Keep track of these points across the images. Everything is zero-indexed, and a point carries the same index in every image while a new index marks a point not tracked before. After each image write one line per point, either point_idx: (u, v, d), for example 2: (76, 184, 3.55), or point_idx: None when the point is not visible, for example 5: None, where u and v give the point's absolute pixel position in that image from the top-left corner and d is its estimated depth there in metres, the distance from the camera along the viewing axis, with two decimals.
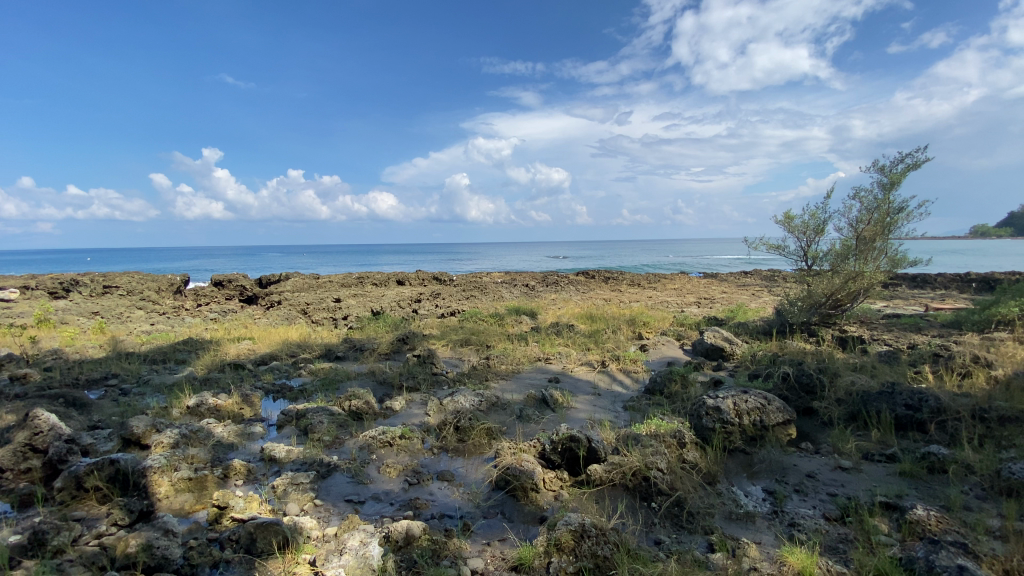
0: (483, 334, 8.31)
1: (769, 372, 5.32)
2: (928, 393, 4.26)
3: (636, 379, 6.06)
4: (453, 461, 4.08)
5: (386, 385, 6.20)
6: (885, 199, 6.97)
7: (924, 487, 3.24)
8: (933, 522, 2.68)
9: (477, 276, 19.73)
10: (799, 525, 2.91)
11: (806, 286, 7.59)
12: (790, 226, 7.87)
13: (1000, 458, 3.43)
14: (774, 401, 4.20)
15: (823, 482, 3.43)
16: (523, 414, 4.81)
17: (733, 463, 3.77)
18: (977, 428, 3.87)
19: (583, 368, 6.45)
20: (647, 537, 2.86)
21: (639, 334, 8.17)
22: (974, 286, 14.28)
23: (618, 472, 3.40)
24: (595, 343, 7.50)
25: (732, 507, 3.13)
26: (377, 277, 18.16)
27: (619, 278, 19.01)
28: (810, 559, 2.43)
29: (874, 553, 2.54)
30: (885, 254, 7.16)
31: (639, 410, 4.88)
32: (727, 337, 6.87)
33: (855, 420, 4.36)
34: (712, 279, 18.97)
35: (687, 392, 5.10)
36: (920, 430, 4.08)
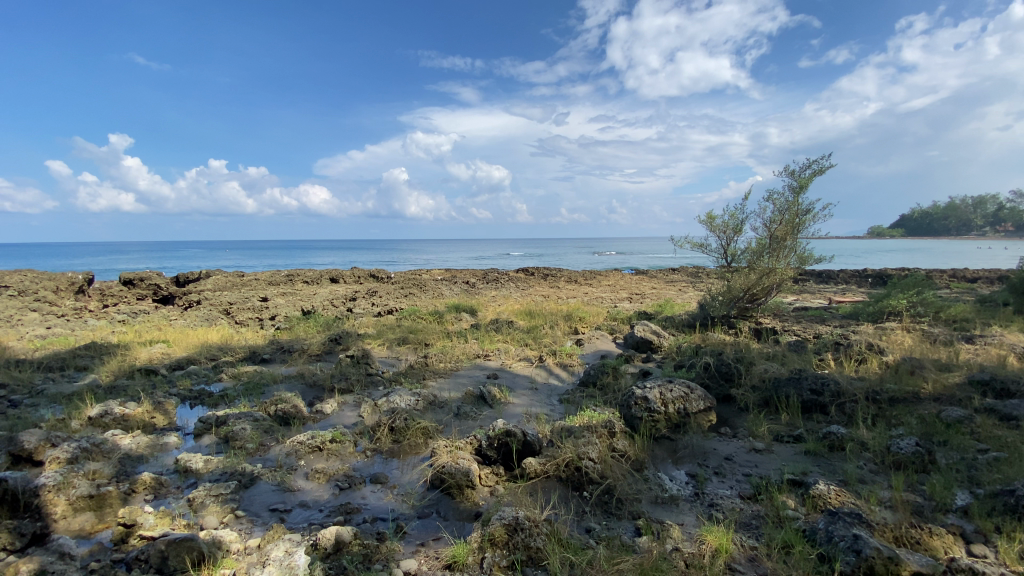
0: (420, 332, 8.18)
1: (692, 362, 5.64)
2: (830, 378, 4.69)
3: (572, 373, 6.20)
4: (388, 462, 3.98)
5: (316, 387, 5.93)
6: (794, 202, 7.57)
7: (826, 463, 3.56)
8: (832, 495, 2.95)
9: (416, 273, 19.35)
10: (717, 505, 3.10)
11: (726, 281, 8.10)
12: (712, 225, 8.36)
13: (888, 434, 3.83)
14: (697, 389, 4.45)
15: (739, 463, 3.67)
16: (460, 411, 4.78)
17: (660, 450, 3.95)
18: (869, 408, 4.31)
19: (521, 363, 6.51)
20: (579, 526, 2.92)
21: (575, 329, 8.36)
22: (869, 281, 15.90)
23: (552, 464, 3.47)
24: (532, 339, 7.58)
25: (658, 492, 3.27)
26: (309, 275, 17.35)
27: (557, 274, 19.35)
28: (726, 536, 2.59)
29: (783, 527, 2.75)
30: (794, 252, 7.79)
31: (574, 402, 4.99)
32: (656, 331, 7.19)
33: (768, 405, 4.71)
34: (644, 276, 19.80)
35: (618, 382, 5.29)
36: (823, 411, 4.48)
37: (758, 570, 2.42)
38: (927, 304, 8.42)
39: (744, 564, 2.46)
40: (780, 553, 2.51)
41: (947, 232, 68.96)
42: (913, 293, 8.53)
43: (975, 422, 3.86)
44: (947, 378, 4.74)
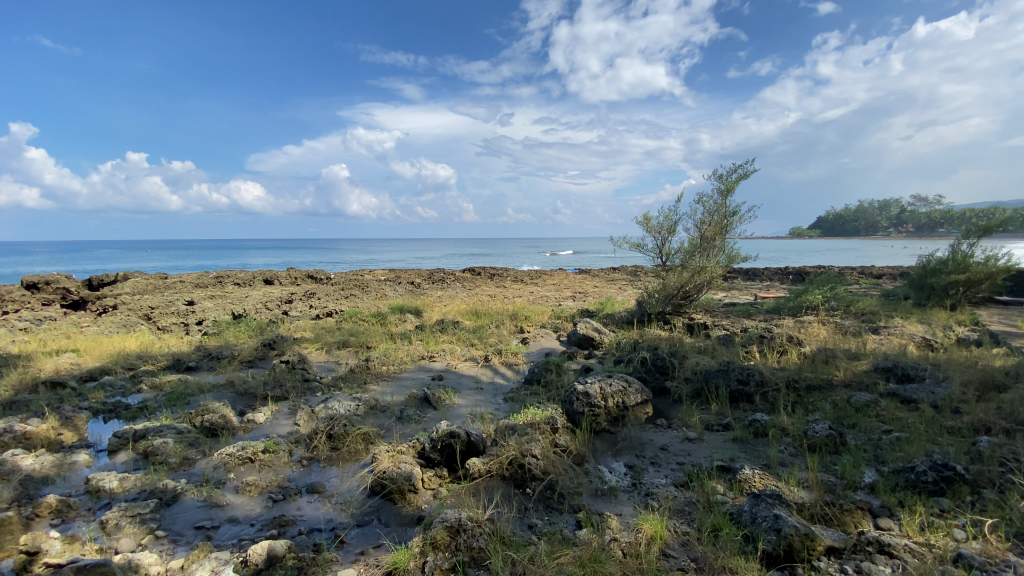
0: (362, 335, 7.94)
1: (631, 357, 5.84)
2: (755, 369, 5.00)
3: (516, 371, 6.25)
4: (326, 471, 3.84)
5: (249, 395, 5.62)
6: (722, 205, 8.04)
7: (751, 449, 3.80)
8: (756, 479, 3.16)
9: (357, 273, 18.75)
10: (654, 494, 3.22)
11: (662, 279, 8.45)
12: (648, 226, 8.70)
13: (805, 419, 4.15)
14: (635, 383, 4.61)
15: (673, 453, 3.85)
16: (403, 415, 4.68)
17: (600, 444, 4.07)
18: (789, 396, 4.64)
19: (466, 363, 6.48)
20: (521, 523, 2.95)
21: (521, 328, 8.42)
22: (791, 278, 17.14)
23: (495, 463, 3.48)
24: (478, 339, 7.56)
25: (598, 484, 3.36)
26: (241, 276, 16.40)
27: (503, 274, 19.42)
28: (661, 524, 2.70)
29: (712, 511, 2.91)
30: (723, 251, 8.27)
31: (519, 400, 5.03)
32: (597, 328, 7.39)
33: (699, 396, 4.96)
34: (588, 275, 20.32)
35: (561, 379, 5.39)
36: (749, 401, 4.78)
37: (690, 554, 2.54)
38: (839, 299, 9.19)
39: (678, 549, 2.58)
40: (710, 537, 2.64)
41: (857, 233, 75.63)
42: (828, 289, 9.28)
43: (879, 406, 4.25)
44: (856, 366, 5.20)
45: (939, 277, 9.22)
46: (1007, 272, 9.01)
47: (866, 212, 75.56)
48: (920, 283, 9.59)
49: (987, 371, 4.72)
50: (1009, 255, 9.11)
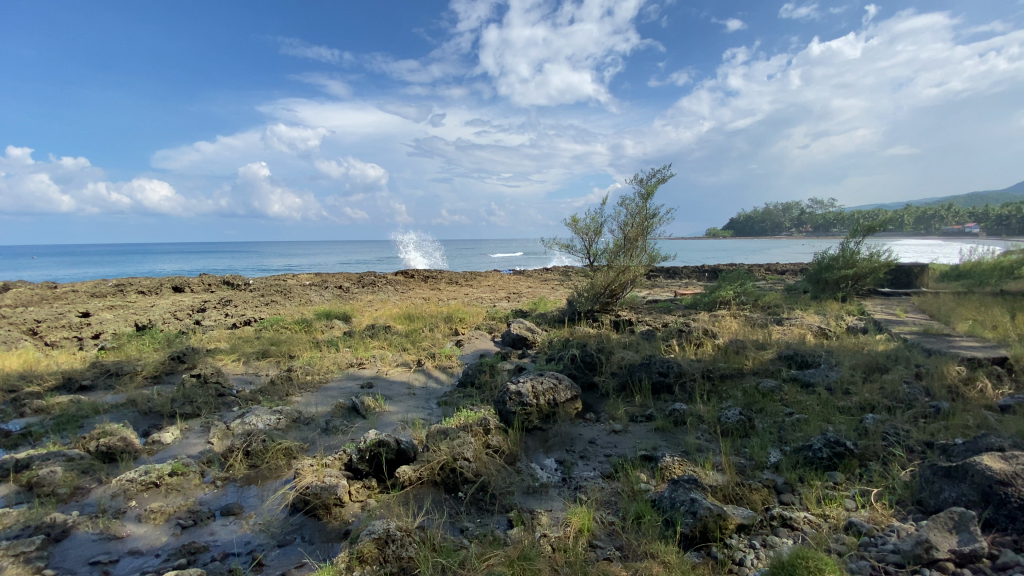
0: (285, 343, 7.52)
1: (561, 355, 6.00)
2: (675, 361, 5.30)
3: (450, 374, 6.19)
4: (243, 490, 3.59)
5: (154, 415, 5.13)
6: (642, 207, 8.46)
7: (672, 437, 4.02)
8: (676, 465, 3.34)
9: (280, 279, 17.72)
10: (582, 487, 3.32)
11: (590, 278, 8.73)
12: (576, 228, 8.96)
13: (719, 407, 4.45)
14: (564, 380, 4.73)
15: (601, 446, 3.99)
16: (329, 426, 4.48)
17: (532, 442, 4.13)
18: (705, 385, 4.97)
19: (397, 369, 6.33)
20: (453, 527, 2.92)
21: (455, 330, 8.37)
22: (707, 275, 18.33)
23: (426, 469, 3.42)
24: (410, 343, 7.41)
25: (530, 482, 3.41)
26: (146, 284, 14.98)
27: (437, 276, 19.19)
28: (589, 516, 2.78)
29: (636, 499, 3.04)
30: (645, 251, 8.70)
31: (451, 403, 4.99)
32: (530, 328, 7.50)
33: (625, 389, 5.18)
34: (520, 276, 20.59)
35: (494, 380, 5.41)
36: (669, 391, 5.06)
37: (616, 543, 2.64)
38: (749, 294, 9.97)
39: (604, 539, 2.67)
40: (634, 524, 2.76)
41: (765, 233, 82.41)
42: (738, 285, 10.03)
43: (782, 391, 4.65)
44: (763, 355, 5.65)
45: (831, 272, 10.25)
46: (885, 267, 10.20)
47: (773, 214, 82.50)
48: (816, 278, 10.61)
49: (870, 355, 5.32)
50: (887, 252, 10.32)
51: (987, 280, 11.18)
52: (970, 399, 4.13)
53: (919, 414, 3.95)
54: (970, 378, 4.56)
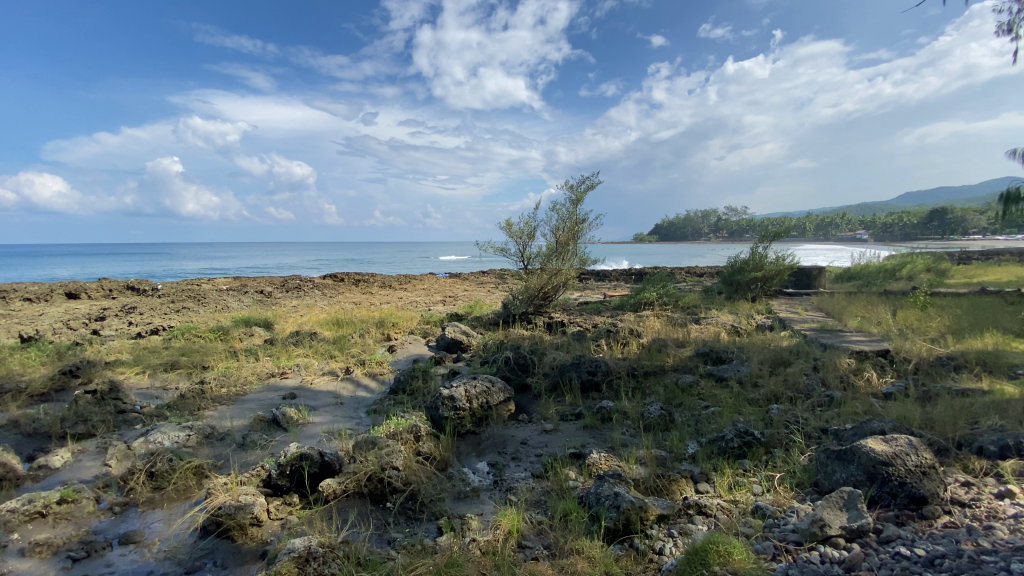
0: (198, 353, 6.95)
1: (494, 358, 6.03)
2: (603, 360, 5.49)
3: (380, 381, 6.02)
4: (146, 516, 3.27)
5: (39, 437, 4.55)
6: (573, 212, 8.69)
7: (600, 434, 4.16)
8: (602, 461, 3.46)
9: (194, 284, 16.40)
10: (513, 489, 3.34)
11: (524, 281, 8.83)
12: (510, 232, 9.04)
13: (643, 403, 4.67)
14: (497, 382, 4.75)
15: (532, 446, 4.04)
16: (246, 441, 4.20)
17: (464, 446, 4.11)
18: (631, 382, 5.19)
19: (323, 378, 6.04)
20: (379, 539, 2.83)
21: (387, 335, 8.15)
22: (635, 277, 19.16)
23: (352, 480, 3.29)
24: (338, 350, 7.12)
25: (461, 487, 3.38)
26: (32, 290, 13.30)
27: (369, 280, 18.62)
28: (518, 517, 2.80)
29: (565, 496, 3.11)
30: (576, 255, 8.97)
31: (381, 411, 4.85)
32: (465, 331, 7.45)
33: (556, 389, 5.30)
34: (455, 279, 20.45)
35: (427, 385, 5.32)
36: (598, 389, 5.23)
37: (544, 542, 2.68)
38: (671, 295, 10.53)
39: (533, 539, 2.70)
40: (561, 522, 2.82)
41: (688, 238, 87.57)
42: (662, 287, 10.58)
43: (700, 385, 4.96)
44: (683, 353, 5.99)
45: (743, 274, 11.08)
46: (789, 270, 11.18)
47: (694, 220, 87.86)
48: (730, 279, 11.41)
49: (776, 350, 5.80)
50: (790, 256, 11.31)
51: (871, 282, 12.58)
52: (858, 388, 4.61)
53: (817, 402, 4.35)
54: (859, 369, 5.10)
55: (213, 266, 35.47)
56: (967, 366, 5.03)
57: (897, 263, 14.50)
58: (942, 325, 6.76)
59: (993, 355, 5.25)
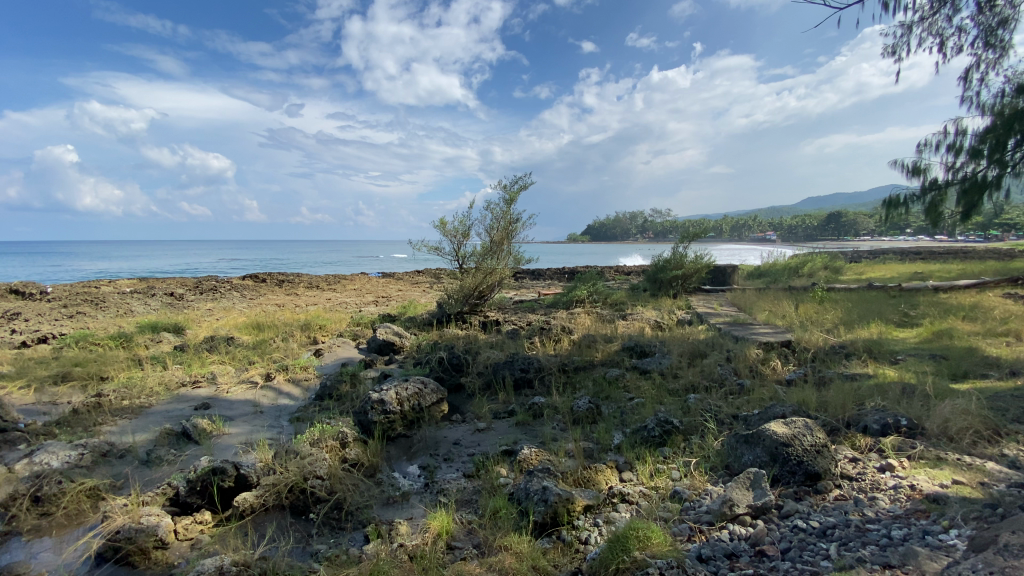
0: (95, 363, 6.26)
1: (427, 359, 5.95)
2: (535, 358, 5.59)
3: (305, 387, 5.74)
4: (29, 546, 2.90)
5: None
6: (506, 212, 8.75)
7: (532, 430, 4.23)
8: (533, 456, 3.51)
9: (90, 286, 14.76)
10: (444, 490, 3.30)
11: (459, 281, 8.76)
12: (444, 231, 8.93)
13: (573, 397, 4.79)
14: (430, 383, 4.69)
15: (465, 446, 4.03)
16: (152, 457, 3.85)
17: (394, 450, 4.01)
18: (562, 378, 5.31)
19: (242, 386, 5.65)
20: (301, 553, 2.70)
21: (313, 339, 7.79)
22: (567, 276, 19.65)
23: (271, 493, 3.13)
24: (259, 356, 6.71)
25: (390, 493, 3.30)
26: None
27: (294, 281, 17.70)
28: (448, 518, 2.78)
29: (496, 494, 3.12)
30: (511, 254, 9.08)
31: (306, 418, 4.63)
32: (397, 332, 7.27)
33: (489, 387, 5.32)
34: (388, 279, 19.91)
35: (355, 390, 5.15)
36: (530, 386, 5.31)
37: (473, 541, 2.68)
38: (600, 293, 10.89)
39: (463, 539, 2.69)
40: (491, 519, 2.82)
41: (618, 238, 91.06)
42: (591, 285, 10.92)
43: (626, 378, 5.18)
44: (610, 348, 6.22)
45: (666, 272, 11.71)
46: (707, 268, 11.94)
47: (623, 221, 91.44)
48: (654, 277, 12.01)
49: (694, 343, 6.16)
50: (707, 255, 12.09)
51: (777, 279, 13.72)
52: (765, 376, 5.02)
53: (729, 391, 4.69)
54: (766, 358, 5.56)
55: (114, 266, 32.15)
56: (856, 354, 5.63)
57: (799, 261, 15.94)
58: (836, 317, 7.52)
59: (877, 343, 5.90)
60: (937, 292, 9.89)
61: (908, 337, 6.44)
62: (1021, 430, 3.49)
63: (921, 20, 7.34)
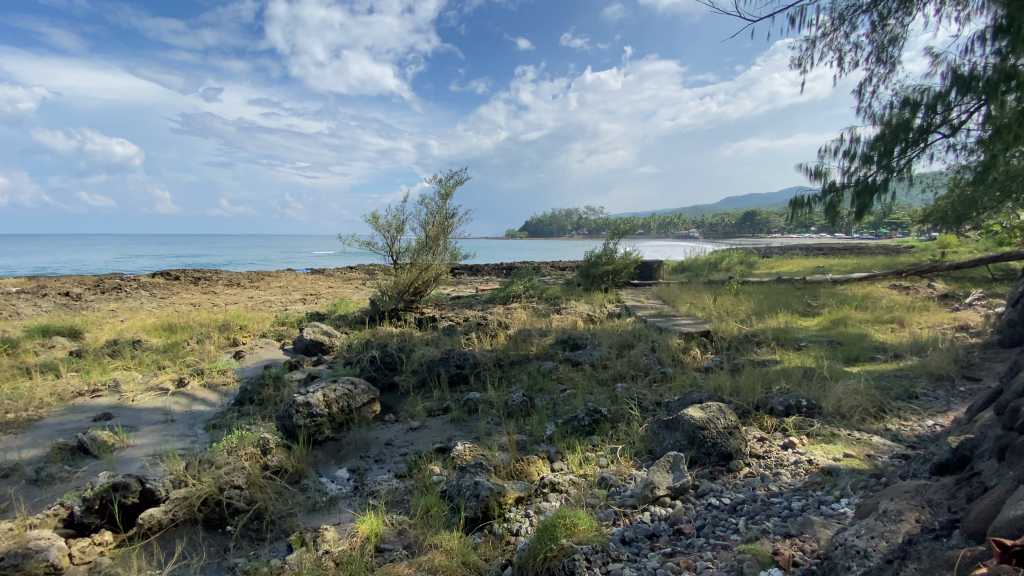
0: None
1: (358, 358, 5.78)
2: (470, 354, 5.58)
3: (224, 393, 5.38)
4: None
5: None
6: (442, 207, 8.66)
7: (466, 426, 4.22)
8: (467, 452, 3.51)
9: None
10: (375, 492, 3.23)
11: (393, 277, 8.54)
12: (376, 225, 8.67)
13: (507, 391, 4.84)
14: (360, 383, 4.55)
15: (397, 446, 3.95)
16: (40, 475, 3.45)
17: (322, 454, 3.86)
18: (497, 372, 5.35)
19: (150, 393, 5.20)
20: (218, 569, 2.54)
21: (233, 340, 7.31)
22: (504, 272, 19.79)
23: (182, 507, 2.91)
24: (171, 360, 6.20)
25: (317, 499, 3.17)
26: None
27: (213, 279, 16.52)
28: (377, 521, 2.71)
29: (428, 492, 3.08)
30: (447, 250, 9.00)
31: (224, 425, 4.34)
32: (326, 331, 6.98)
33: (423, 385, 5.25)
34: (318, 275, 19.06)
35: (280, 393, 4.89)
36: (465, 381, 5.31)
37: (404, 541, 2.64)
38: (535, 289, 11.05)
39: (392, 541, 2.64)
40: (422, 518, 2.79)
41: (554, 234, 92.79)
42: (527, 280, 11.05)
43: (559, 370, 5.31)
44: (545, 342, 6.34)
45: (598, 268, 12.12)
46: (636, 263, 12.45)
47: (559, 218, 93.27)
48: (587, 273, 12.38)
49: (623, 335, 6.42)
50: (636, 251, 12.63)
51: (699, 273, 14.56)
52: (687, 363, 5.33)
53: (654, 379, 4.93)
54: (687, 347, 5.90)
55: None
56: (766, 341, 6.11)
57: (719, 257, 17.01)
58: (749, 308, 8.13)
59: (784, 332, 6.44)
60: (835, 285, 10.95)
61: (810, 325, 7.09)
62: (900, 406, 3.96)
63: (824, 36, 8.01)
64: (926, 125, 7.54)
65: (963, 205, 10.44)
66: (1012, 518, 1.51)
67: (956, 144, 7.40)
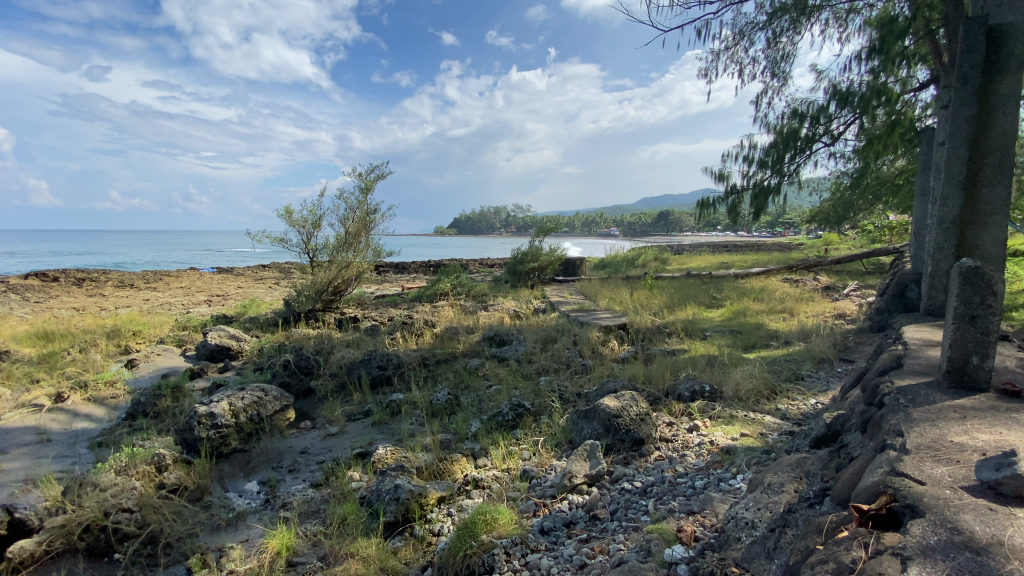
0: None
1: (271, 363, 5.44)
2: (393, 354, 5.45)
3: (113, 407, 4.85)
4: None
5: None
6: (363, 202, 8.37)
7: (388, 429, 4.13)
8: (388, 456, 3.44)
9: None
10: (288, 504, 3.07)
11: (310, 276, 8.13)
12: (290, 220, 8.20)
13: (431, 391, 4.79)
14: (273, 390, 4.29)
15: (313, 454, 3.79)
16: None
17: (228, 468, 3.61)
18: (421, 372, 5.27)
19: (20, 411, 4.56)
20: None
21: (125, 347, 6.60)
22: (432, 270, 19.52)
23: (60, 536, 2.59)
24: (46, 372, 5.47)
25: (221, 516, 2.96)
26: None
27: (101, 279, 14.80)
28: (289, 533, 2.58)
29: (346, 500, 2.98)
30: (368, 247, 8.72)
31: (113, 442, 3.91)
32: (234, 334, 6.50)
33: (343, 388, 5.06)
34: (227, 275, 17.69)
35: (180, 404, 4.49)
36: (388, 382, 5.18)
37: (319, 552, 2.53)
38: (462, 286, 11.00)
39: (306, 553, 2.53)
40: (339, 527, 2.70)
41: (483, 231, 92.95)
42: (454, 277, 10.98)
43: (484, 367, 5.33)
44: (470, 339, 6.34)
45: (524, 265, 12.32)
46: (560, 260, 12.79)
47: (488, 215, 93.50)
48: (514, 270, 12.53)
49: (546, 330, 6.58)
50: (561, 248, 12.98)
51: (619, 270, 15.22)
52: (605, 355, 5.56)
53: (575, 371, 5.11)
54: (606, 340, 6.16)
55: None
56: (676, 332, 6.54)
57: (636, 254, 17.92)
58: (662, 302, 8.64)
59: (692, 323, 6.92)
60: (737, 279, 11.92)
61: (716, 316, 7.67)
62: (789, 387, 4.41)
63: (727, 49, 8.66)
64: (811, 135, 8.41)
65: (843, 207, 11.78)
66: (869, 484, 1.74)
67: (836, 152, 8.34)
